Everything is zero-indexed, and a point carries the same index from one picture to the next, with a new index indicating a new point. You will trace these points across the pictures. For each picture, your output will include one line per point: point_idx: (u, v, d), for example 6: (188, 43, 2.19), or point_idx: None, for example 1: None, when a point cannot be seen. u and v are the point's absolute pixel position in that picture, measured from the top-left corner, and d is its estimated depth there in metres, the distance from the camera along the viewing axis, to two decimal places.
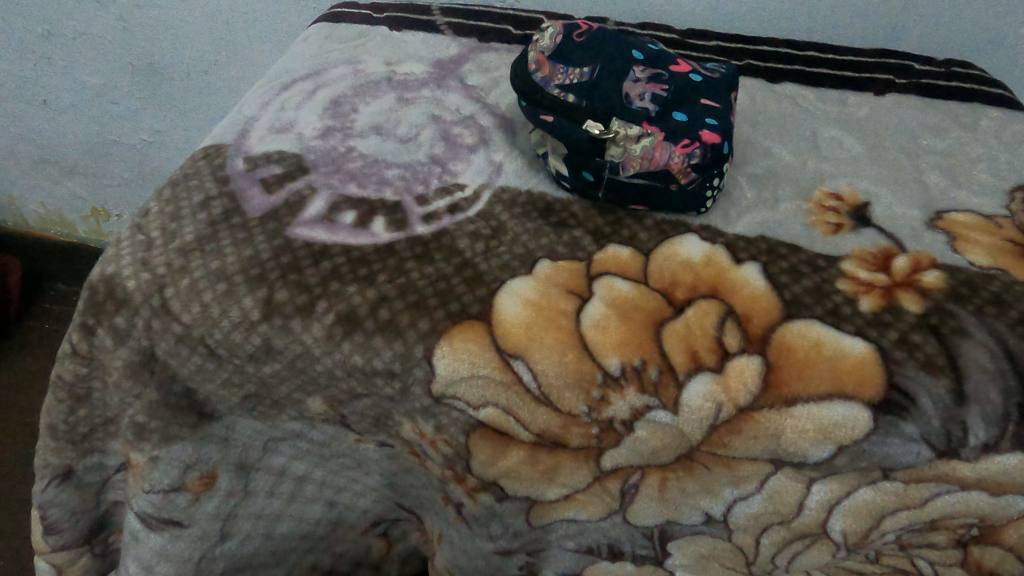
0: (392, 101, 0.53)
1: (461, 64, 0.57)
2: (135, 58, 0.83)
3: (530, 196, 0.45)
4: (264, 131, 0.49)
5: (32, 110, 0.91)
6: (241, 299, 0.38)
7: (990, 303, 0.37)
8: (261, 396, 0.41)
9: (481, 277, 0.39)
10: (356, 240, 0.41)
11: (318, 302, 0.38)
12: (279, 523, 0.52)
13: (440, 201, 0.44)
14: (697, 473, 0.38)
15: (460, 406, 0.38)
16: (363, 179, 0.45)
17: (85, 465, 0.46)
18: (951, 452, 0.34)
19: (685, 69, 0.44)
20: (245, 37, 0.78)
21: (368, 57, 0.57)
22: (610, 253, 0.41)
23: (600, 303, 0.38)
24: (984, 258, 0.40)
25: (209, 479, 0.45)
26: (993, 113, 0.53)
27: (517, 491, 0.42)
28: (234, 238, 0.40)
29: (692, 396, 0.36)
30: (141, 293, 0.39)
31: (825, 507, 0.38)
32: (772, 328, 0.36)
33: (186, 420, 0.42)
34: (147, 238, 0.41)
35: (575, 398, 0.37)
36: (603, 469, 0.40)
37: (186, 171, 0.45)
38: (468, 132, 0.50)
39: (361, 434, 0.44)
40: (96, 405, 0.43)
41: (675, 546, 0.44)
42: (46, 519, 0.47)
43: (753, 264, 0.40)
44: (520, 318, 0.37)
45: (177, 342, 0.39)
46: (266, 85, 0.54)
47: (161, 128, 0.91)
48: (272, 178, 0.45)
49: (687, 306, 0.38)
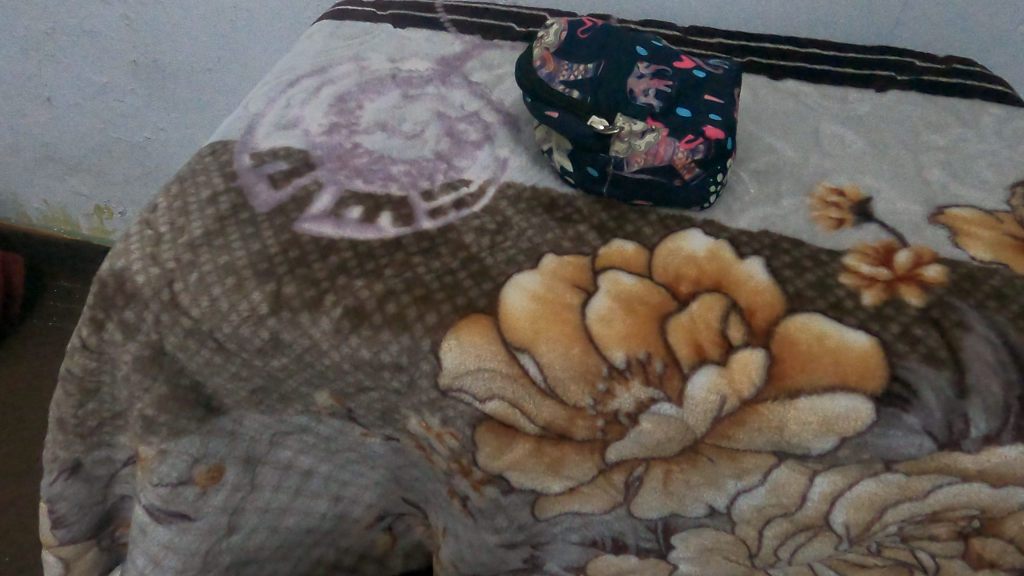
0: (397, 98, 0.53)
1: (465, 62, 0.57)
2: (137, 54, 0.83)
3: (534, 192, 0.45)
4: (270, 127, 0.49)
5: (35, 108, 0.91)
6: (249, 293, 0.38)
7: (991, 297, 0.38)
8: (268, 390, 0.42)
9: (487, 271, 0.40)
10: (363, 235, 0.41)
11: (326, 296, 0.38)
12: (285, 517, 0.53)
13: (445, 196, 0.44)
14: (702, 465, 0.39)
15: (467, 399, 0.39)
16: (368, 175, 0.46)
17: (93, 458, 0.46)
18: (953, 444, 0.35)
19: (689, 66, 0.45)
20: (250, 34, 0.79)
21: (373, 54, 0.57)
22: (615, 247, 0.41)
23: (605, 296, 0.38)
24: (986, 253, 0.41)
25: (216, 473, 0.45)
26: (994, 110, 0.53)
27: (523, 484, 0.43)
28: (242, 233, 0.41)
29: (698, 388, 0.36)
30: (150, 288, 0.39)
31: (828, 499, 0.38)
32: (776, 322, 0.37)
33: (194, 414, 0.42)
34: (156, 233, 0.41)
35: (581, 391, 0.37)
36: (608, 462, 0.40)
37: (193, 167, 0.46)
38: (472, 128, 0.50)
39: (367, 427, 0.44)
40: (105, 399, 0.43)
41: (679, 539, 0.44)
42: (54, 513, 0.47)
43: (756, 259, 0.40)
44: (525, 310, 0.38)
45: (186, 336, 0.39)
46: (271, 82, 0.54)
47: (164, 126, 0.92)
48: (279, 174, 0.45)
49: (692, 301, 0.38)
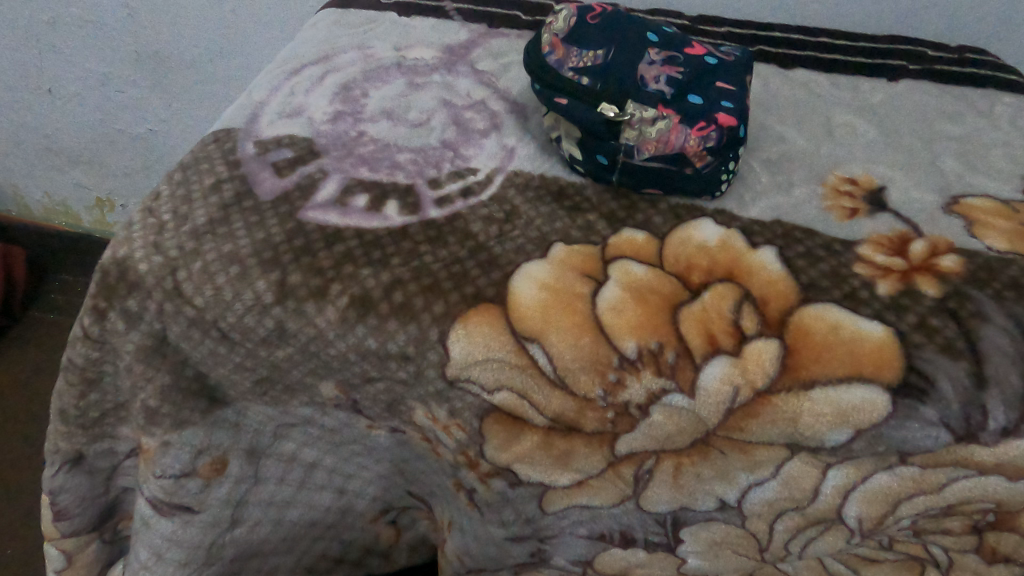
0: (403, 86, 0.52)
1: (471, 50, 0.57)
2: (139, 44, 0.82)
3: (542, 180, 0.45)
4: (274, 115, 0.48)
5: (36, 98, 0.91)
6: (254, 282, 0.38)
7: (1009, 287, 0.37)
8: (273, 381, 0.41)
9: (495, 260, 0.39)
10: (369, 223, 0.41)
11: (332, 285, 0.38)
12: (289, 510, 0.52)
13: (452, 185, 0.44)
14: (712, 458, 0.38)
15: (475, 390, 0.38)
16: (374, 163, 0.45)
17: (96, 450, 0.46)
18: (970, 436, 0.34)
19: (700, 52, 0.44)
20: (253, 24, 0.78)
21: (377, 42, 0.57)
22: (625, 236, 0.41)
23: (616, 286, 0.38)
24: (1003, 243, 0.40)
25: (220, 465, 0.45)
26: (1008, 99, 0.52)
27: (530, 476, 0.42)
28: (246, 221, 0.40)
29: (710, 379, 0.35)
30: (153, 276, 0.38)
31: (841, 493, 0.38)
32: (790, 312, 0.36)
33: (197, 405, 0.42)
34: (159, 222, 0.40)
35: (590, 382, 0.36)
36: (617, 455, 0.39)
37: (196, 155, 0.45)
38: (479, 116, 0.50)
39: (373, 419, 0.43)
40: (107, 389, 0.43)
41: (687, 533, 0.44)
42: (56, 506, 0.47)
43: (768, 248, 0.40)
44: (534, 300, 0.37)
45: (189, 325, 0.38)
46: (275, 70, 0.53)
47: (167, 116, 0.91)
48: (283, 162, 0.44)
49: (704, 290, 0.37)
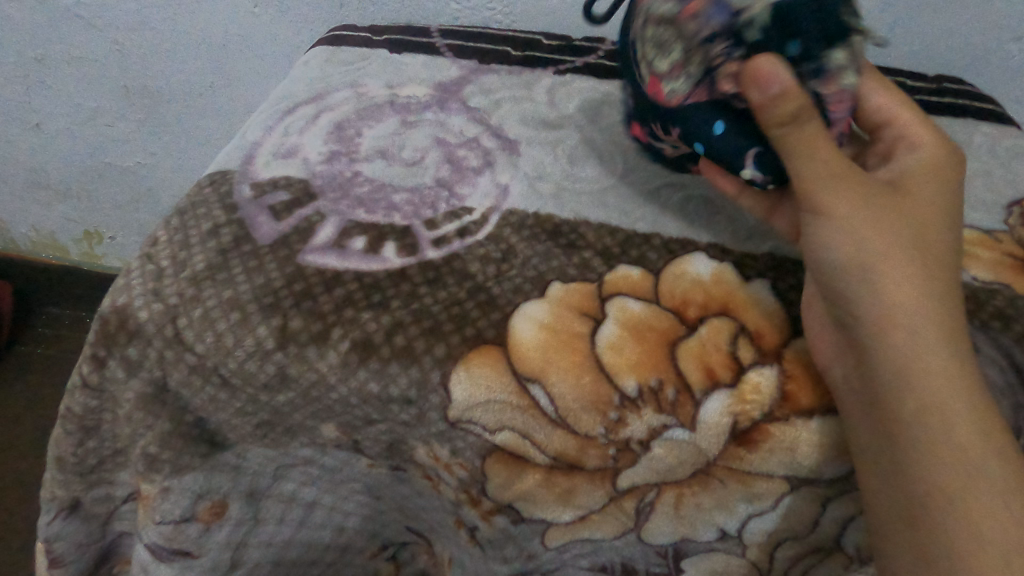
0: (397, 125, 0.53)
1: (462, 87, 0.57)
2: (128, 79, 0.82)
3: (537, 218, 0.45)
4: (269, 156, 0.49)
5: (25, 134, 0.91)
6: (255, 328, 0.38)
7: (995, 318, 0.38)
8: (274, 424, 0.41)
9: (494, 301, 0.40)
10: (368, 266, 0.41)
11: (333, 329, 0.38)
12: (289, 549, 0.52)
13: (449, 225, 0.44)
14: (713, 487, 0.38)
15: (477, 430, 0.38)
16: (371, 205, 0.45)
17: (93, 497, 0.45)
18: None
19: None
20: (242, 60, 0.79)
21: (369, 81, 0.57)
22: (621, 273, 0.41)
23: (614, 324, 0.38)
24: (987, 273, 0.41)
25: (220, 509, 0.45)
26: (985, 128, 0.54)
27: (533, 513, 0.42)
28: (245, 266, 0.40)
29: (710, 413, 0.36)
30: (154, 324, 0.38)
31: (841, 523, 0.39)
32: (784, 346, 0.37)
33: (197, 450, 0.42)
34: (157, 268, 0.40)
35: (592, 420, 0.37)
36: (619, 489, 0.40)
37: (192, 199, 0.45)
38: (472, 154, 0.50)
39: (374, 459, 0.44)
40: (105, 437, 0.42)
41: (688, 563, 0.44)
42: (52, 553, 0.47)
43: (761, 282, 0.41)
44: (535, 340, 0.38)
45: (190, 372, 0.39)
46: (268, 111, 0.54)
47: (156, 150, 0.91)
48: (280, 205, 0.45)
49: (700, 325, 0.38)
